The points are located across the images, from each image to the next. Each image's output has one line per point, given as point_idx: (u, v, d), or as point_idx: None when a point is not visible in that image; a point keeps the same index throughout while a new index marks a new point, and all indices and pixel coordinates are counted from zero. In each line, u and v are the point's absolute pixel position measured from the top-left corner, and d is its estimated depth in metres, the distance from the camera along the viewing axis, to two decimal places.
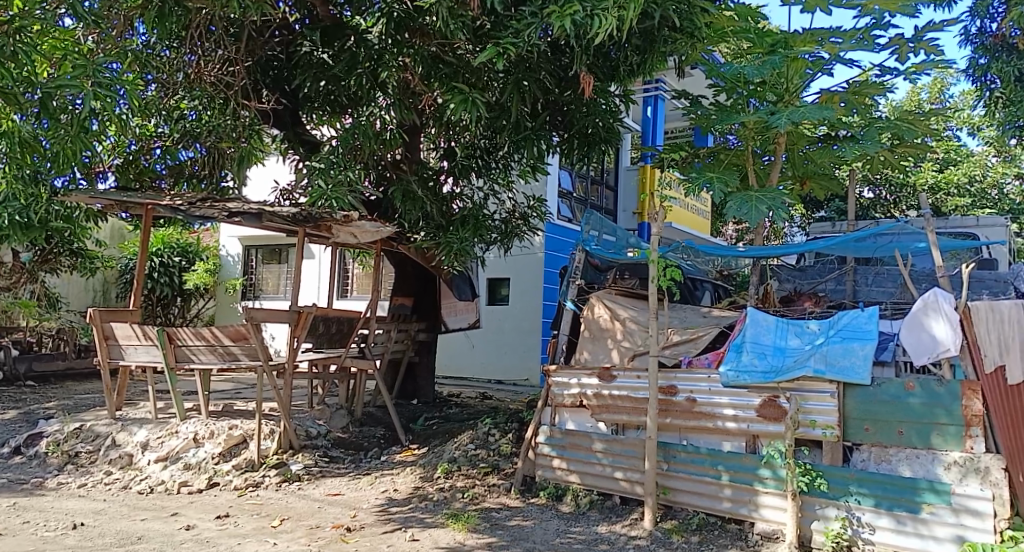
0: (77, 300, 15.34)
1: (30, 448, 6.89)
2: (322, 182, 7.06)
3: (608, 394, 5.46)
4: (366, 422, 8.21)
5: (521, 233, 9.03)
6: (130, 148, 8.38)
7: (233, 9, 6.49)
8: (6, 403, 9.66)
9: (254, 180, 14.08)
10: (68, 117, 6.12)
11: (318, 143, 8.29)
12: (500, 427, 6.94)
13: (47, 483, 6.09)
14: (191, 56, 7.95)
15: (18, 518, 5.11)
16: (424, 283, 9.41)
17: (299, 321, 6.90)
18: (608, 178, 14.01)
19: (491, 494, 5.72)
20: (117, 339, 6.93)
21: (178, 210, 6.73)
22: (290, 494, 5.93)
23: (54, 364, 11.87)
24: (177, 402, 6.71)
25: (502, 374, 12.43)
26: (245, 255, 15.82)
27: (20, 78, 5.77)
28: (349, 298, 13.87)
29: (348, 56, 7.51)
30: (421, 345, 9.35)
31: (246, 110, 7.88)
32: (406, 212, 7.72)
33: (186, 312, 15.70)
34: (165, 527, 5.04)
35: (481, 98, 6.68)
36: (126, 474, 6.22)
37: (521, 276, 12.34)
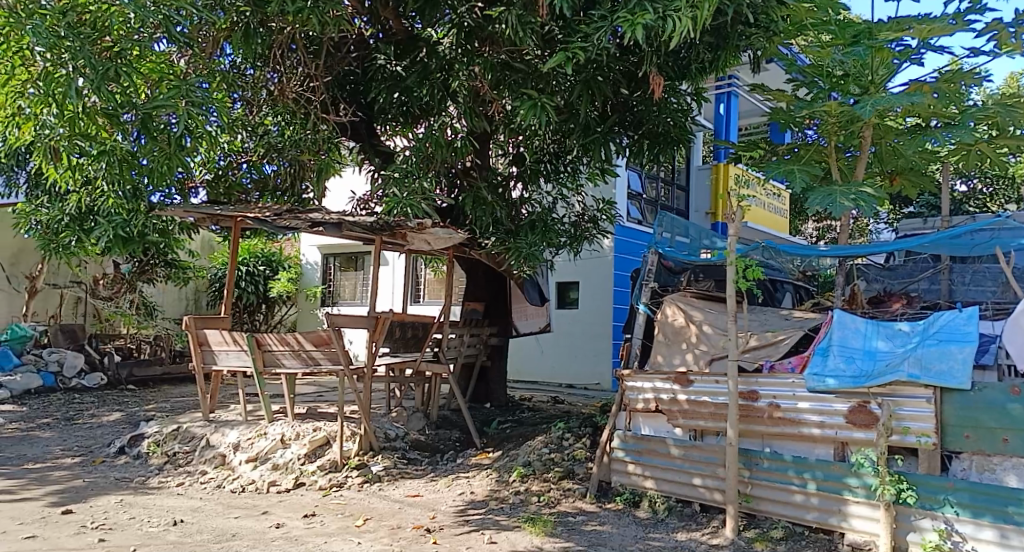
0: (172, 308, 16.22)
1: (134, 449, 7.36)
2: (397, 191, 7.24)
3: (685, 400, 5.35)
4: (441, 425, 8.35)
5: (591, 236, 8.98)
6: (220, 164, 8.85)
7: (310, 25, 6.74)
8: (111, 406, 10.32)
9: (332, 190, 14.55)
10: (164, 137, 6.60)
11: (392, 153, 8.49)
12: (573, 431, 6.91)
13: (149, 481, 6.48)
14: (273, 74, 8.30)
15: (125, 514, 5.45)
16: (495, 288, 9.48)
17: (377, 327, 7.06)
18: (679, 178, 13.81)
19: (566, 499, 5.74)
20: (210, 345, 7.26)
21: (266, 221, 7.00)
22: (371, 495, 6.10)
23: (152, 369, 12.52)
24: (265, 405, 6.99)
25: (573, 378, 12.40)
26: (324, 263, 16.40)
27: (121, 100, 6.26)
28: (423, 303, 14.13)
29: (420, 68, 7.79)
30: (493, 349, 9.44)
31: (326, 124, 8.20)
32: (476, 218, 7.85)
33: (271, 319, 16.26)
34: (257, 525, 5.27)
35: (550, 102, 6.66)
36: (220, 474, 6.54)
37: (591, 279, 12.30)
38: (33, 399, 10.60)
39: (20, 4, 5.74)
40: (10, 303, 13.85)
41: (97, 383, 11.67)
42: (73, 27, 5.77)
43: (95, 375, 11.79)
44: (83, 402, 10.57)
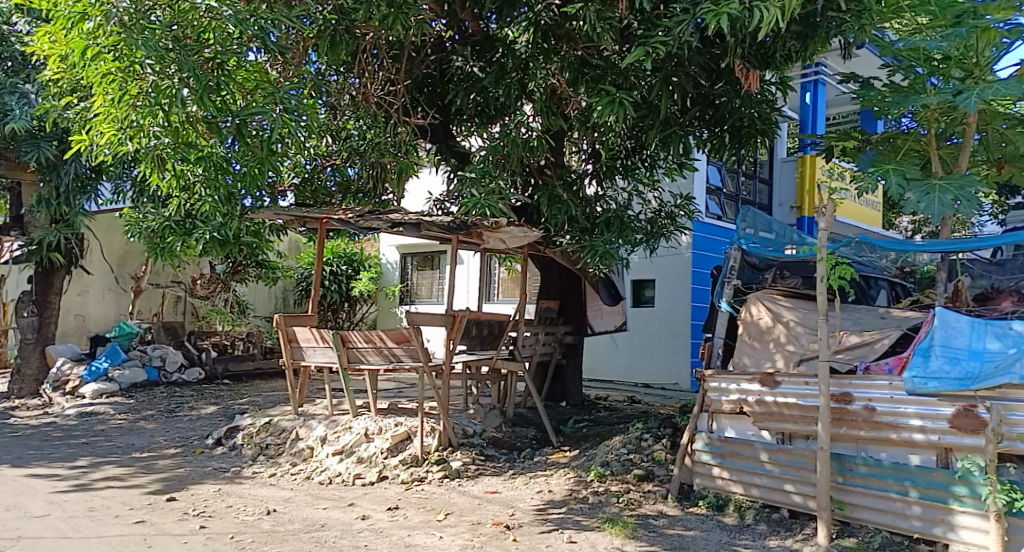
0: (263, 307, 16.99)
1: (229, 440, 7.76)
2: (474, 190, 7.34)
3: (772, 401, 5.18)
4: (517, 422, 8.39)
5: (668, 233, 8.80)
6: (307, 167, 9.19)
7: (395, 30, 6.93)
8: (208, 399, 10.87)
9: (410, 191, 14.86)
10: (258, 142, 6.97)
11: (468, 153, 8.59)
12: (653, 432, 6.83)
13: (243, 471, 6.80)
14: (356, 79, 8.56)
15: (222, 503, 5.72)
16: (569, 286, 9.46)
17: (454, 324, 7.14)
18: (762, 171, 13.42)
19: (647, 500, 5.66)
20: (298, 342, 7.55)
21: (349, 222, 7.21)
22: (452, 490, 6.19)
23: (245, 365, 13.10)
24: (349, 400, 7.21)
25: (649, 378, 12.24)
26: (402, 263, 16.77)
27: (220, 108, 6.62)
28: (497, 301, 14.26)
29: (497, 68, 7.77)
30: (569, 347, 9.36)
31: (405, 126, 8.51)
32: (551, 216, 7.75)
33: (353, 317, 16.74)
34: (344, 516, 5.44)
35: (628, 98, 6.53)
36: (308, 466, 6.79)
37: (667, 276, 12.10)
38: (140, 392, 11.29)
39: (132, 21, 5.91)
40: (118, 303, 14.77)
41: (196, 377, 12.26)
42: (178, 41, 6.14)
43: (194, 369, 12.38)
44: (183, 395, 11.18)
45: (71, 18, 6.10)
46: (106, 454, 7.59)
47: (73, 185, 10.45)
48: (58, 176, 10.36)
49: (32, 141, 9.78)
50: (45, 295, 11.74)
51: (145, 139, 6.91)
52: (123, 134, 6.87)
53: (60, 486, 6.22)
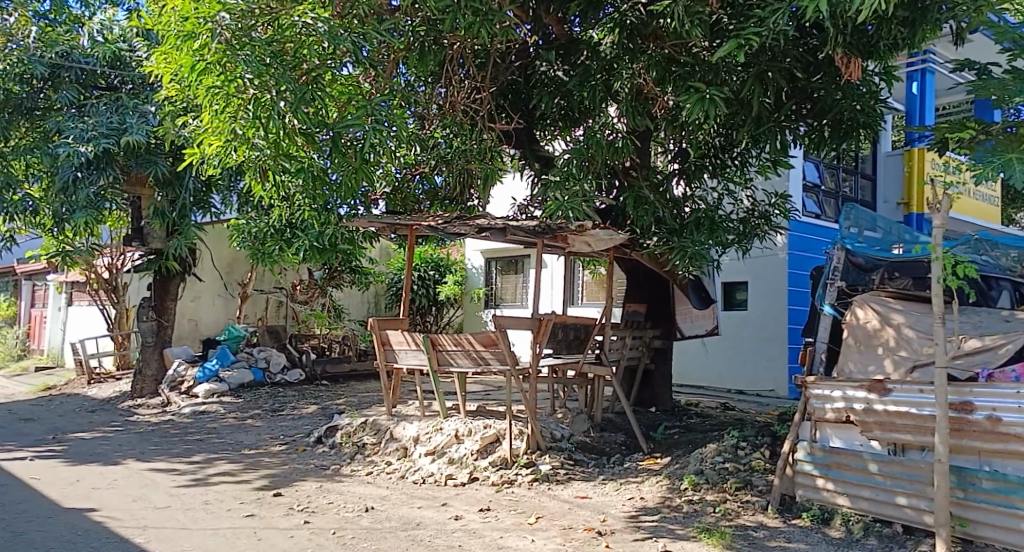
0: (356, 311, 17.55)
1: (329, 439, 8.08)
2: (558, 194, 7.32)
3: (883, 411, 4.89)
4: (606, 427, 8.28)
5: (762, 233, 8.47)
6: (398, 177, 9.46)
7: (480, 39, 7.03)
8: (308, 399, 11.31)
9: (495, 196, 15.00)
10: (352, 153, 7.27)
11: (552, 157, 8.54)
12: (750, 440, 6.60)
13: (342, 470, 7.04)
14: (441, 90, 8.70)
15: (324, 499, 5.93)
16: (657, 289, 9.26)
17: (540, 329, 7.09)
18: (864, 166, 12.78)
19: (745, 511, 5.46)
20: (391, 345, 7.78)
21: (438, 229, 7.34)
22: (542, 494, 6.15)
23: (341, 367, 13.59)
24: (440, 401, 7.34)
25: (742, 383, 11.85)
26: (486, 267, 16.90)
27: (316, 121, 6.93)
28: (581, 305, 14.15)
29: (582, 71, 7.71)
30: (657, 352, 9.17)
31: (490, 132, 8.56)
32: (638, 219, 7.59)
33: (440, 320, 17.02)
34: (438, 515, 5.52)
35: (720, 94, 6.28)
36: (403, 465, 6.96)
37: (761, 279, 11.72)
38: (247, 392, 11.87)
39: (234, 38, 6.39)
40: (226, 307, 15.58)
41: (297, 378, 12.76)
42: (277, 57, 6.52)
43: (296, 371, 12.89)
44: (286, 395, 11.67)
45: (181, 37, 6.45)
46: (218, 451, 8.03)
47: (189, 199, 11.09)
48: (174, 189, 11.03)
49: (151, 157, 10.37)
50: (162, 300, 12.56)
51: (250, 152, 7.26)
52: (229, 147, 7.25)
53: (179, 480, 6.61)
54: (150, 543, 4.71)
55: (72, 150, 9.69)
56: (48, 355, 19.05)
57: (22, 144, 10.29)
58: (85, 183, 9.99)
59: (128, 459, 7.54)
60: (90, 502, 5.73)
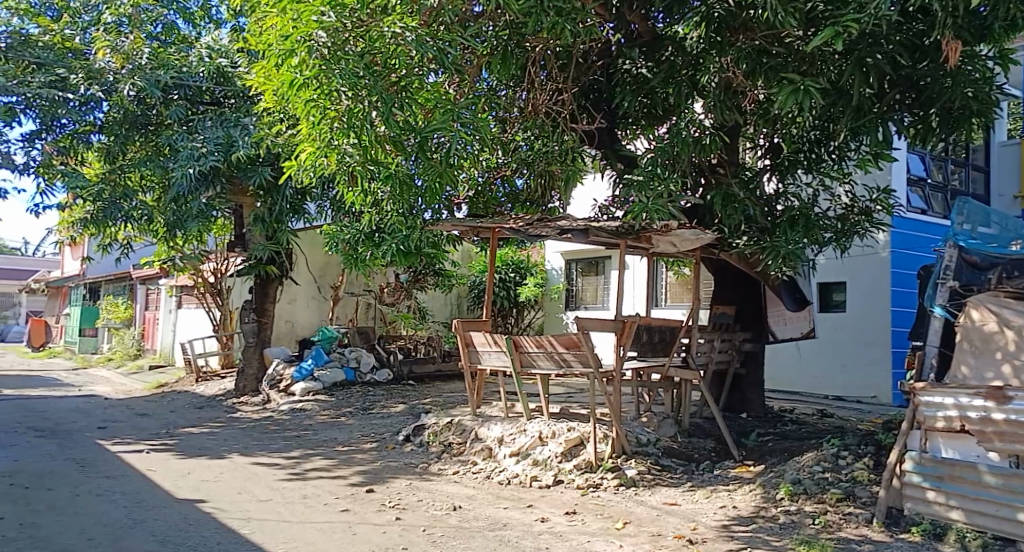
0: (439, 313, 17.82)
1: (417, 438, 8.23)
2: (643, 195, 7.10)
3: (1003, 420, 4.58)
4: (694, 433, 8.05)
5: (862, 231, 8.01)
6: (480, 180, 9.56)
7: (565, 40, 6.97)
8: (396, 398, 11.57)
9: (576, 197, 14.91)
10: (435, 157, 7.35)
11: (636, 156, 8.33)
12: (852, 450, 6.27)
13: (430, 468, 7.15)
14: (522, 93, 8.71)
15: (413, 496, 6.02)
16: (748, 290, 8.95)
17: (623, 331, 6.94)
18: (975, 157, 11.96)
19: (848, 523, 5.16)
20: (475, 346, 7.86)
21: (520, 231, 7.33)
22: (629, 499, 6.02)
23: (427, 367, 13.82)
24: (524, 402, 7.33)
25: (841, 390, 11.28)
26: (566, 269, 16.80)
27: (404, 129, 7.11)
28: (665, 307, 13.86)
29: (666, 67, 7.52)
30: (748, 355, 8.85)
31: (572, 133, 8.55)
32: (726, 217, 7.36)
33: (521, 322, 17.08)
34: (524, 517, 5.49)
35: (816, 85, 5.95)
36: (488, 465, 7.00)
37: (860, 279, 11.16)
38: (339, 390, 12.25)
39: (331, 53, 6.58)
40: (320, 309, 16.12)
41: (386, 378, 13.09)
42: (369, 69, 6.65)
43: (383, 371, 13.22)
44: (375, 394, 11.98)
45: (282, 55, 6.70)
46: (314, 447, 8.30)
47: (286, 206, 11.46)
48: (274, 197, 11.42)
49: (252, 168, 10.81)
50: (262, 303, 13.11)
51: (340, 159, 7.46)
52: (322, 154, 7.47)
53: (279, 474, 6.86)
54: (253, 534, 4.89)
55: (183, 167, 10.25)
56: (160, 355, 20.24)
57: (138, 157, 10.95)
58: (195, 194, 10.61)
59: (232, 454, 7.89)
60: (200, 493, 6.02)
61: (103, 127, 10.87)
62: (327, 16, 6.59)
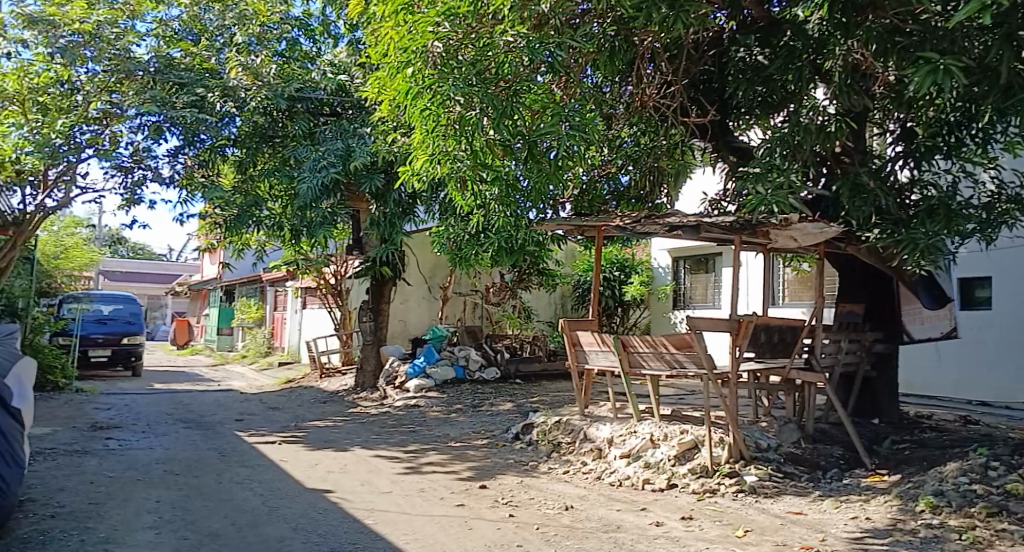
0: (544, 312, 17.83)
1: (526, 436, 8.24)
2: (761, 187, 6.80)
3: None
4: (819, 439, 7.61)
5: (1012, 220, 7.26)
6: (585, 178, 9.47)
7: (677, 31, 6.75)
8: (505, 397, 11.65)
9: (685, 192, 14.51)
10: (538, 159, 7.44)
11: (751, 148, 7.98)
12: (1003, 461, 5.72)
13: (540, 467, 7.13)
14: (627, 87, 8.52)
15: (525, 494, 6.01)
16: (879, 287, 8.40)
17: (740, 330, 6.60)
18: None
19: (1001, 540, 4.70)
20: (582, 345, 7.78)
21: (627, 229, 7.17)
22: (748, 506, 5.74)
23: (531, 365, 13.68)
24: (634, 403, 7.17)
25: (987, 394, 10.40)
26: (673, 267, 16.36)
27: (513, 133, 7.20)
28: (783, 305, 13.23)
29: (786, 53, 7.14)
30: (879, 357, 8.29)
31: (682, 126, 8.34)
32: (853, 209, 6.93)
33: (627, 321, 16.86)
34: (638, 520, 5.36)
35: (959, 63, 5.41)
36: (598, 466, 6.89)
37: (1008, 273, 10.24)
38: (450, 388, 12.50)
39: (444, 61, 6.79)
40: (430, 309, 16.51)
41: (494, 376, 13.21)
42: (481, 74, 6.76)
43: (491, 369, 13.35)
44: (484, 392, 12.12)
45: (398, 67, 6.96)
46: (427, 442, 8.47)
47: (398, 210, 11.75)
48: (386, 202, 11.72)
49: (367, 174, 11.18)
50: (378, 304, 13.57)
51: (451, 163, 7.57)
52: (433, 158, 7.58)
53: (397, 467, 7.04)
54: (376, 525, 5.03)
55: (307, 178, 10.77)
56: (287, 353, 21.43)
57: (266, 167, 11.69)
58: (318, 203, 11.06)
59: (352, 447, 8.19)
60: (323, 484, 6.26)
61: (237, 141, 11.54)
62: (442, 26, 6.72)
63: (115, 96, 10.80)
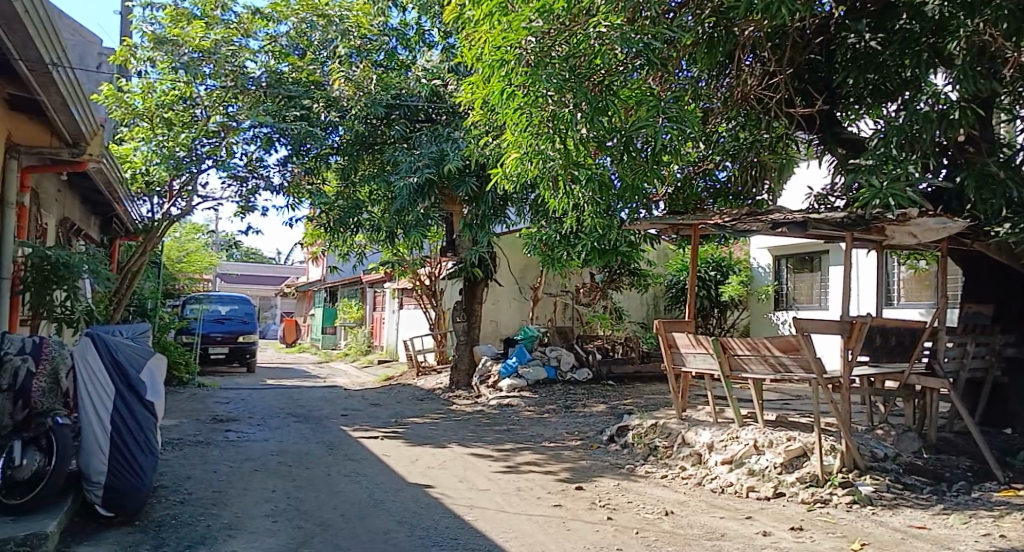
0: (636, 312, 17.57)
1: (621, 438, 8.13)
2: (876, 180, 6.43)
3: None
4: (943, 449, 7.10)
5: None
6: (680, 176, 9.27)
7: (780, 20, 6.47)
8: (599, 398, 11.54)
9: (789, 188, 13.94)
10: (628, 158, 7.41)
11: (865, 139, 7.59)
12: None
13: (637, 470, 7.01)
14: (726, 79, 8.20)
15: (624, 498, 5.92)
16: (1007, 286, 7.77)
17: (853, 333, 6.25)
18: None
19: None
20: (678, 347, 7.62)
21: (726, 227, 6.94)
22: (865, 518, 5.43)
23: (626, 367, 13.54)
24: (735, 408, 6.93)
25: None
26: (775, 265, 15.69)
27: (607, 130, 7.12)
28: (898, 306, 12.47)
29: (902, 37, 6.68)
30: (1010, 362, 7.65)
31: (786, 117, 8.04)
32: (980, 204, 6.43)
33: (724, 322, 16.46)
34: (744, 529, 5.16)
35: None
36: (699, 471, 6.70)
37: None
38: (542, 388, 12.50)
39: (538, 58, 6.79)
40: (521, 309, 16.60)
41: (586, 377, 13.10)
42: (575, 71, 6.78)
43: (583, 370, 13.27)
44: (577, 393, 12.05)
45: (491, 68, 6.99)
46: (523, 442, 8.50)
47: (490, 211, 11.83)
48: (480, 204, 11.81)
49: (460, 178, 11.34)
50: (471, 304, 13.75)
51: (542, 162, 7.51)
52: (525, 159, 7.56)
53: (494, 466, 7.09)
54: (476, 522, 5.08)
55: (404, 180, 11.04)
56: (386, 351, 22.08)
57: (366, 174, 12.13)
58: (413, 205, 11.32)
59: (450, 444, 8.33)
60: (424, 480, 6.39)
61: (340, 149, 11.96)
62: (535, 22, 6.77)
63: (230, 109, 11.47)
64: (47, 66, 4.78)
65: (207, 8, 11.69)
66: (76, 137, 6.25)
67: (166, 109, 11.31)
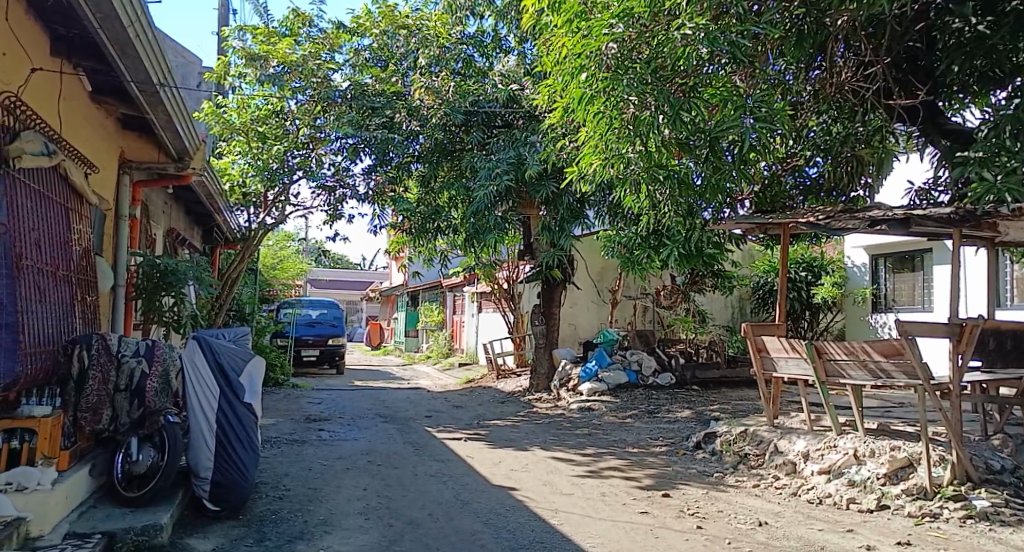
0: (721, 315, 17.14)
1: (709, 445, 7.93)
2: (989, 173, 6.02)
3: None
4: None
5: None
6: (766, 173, 9.01)
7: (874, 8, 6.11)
8: (684, 403, 11.29)
9: (888, 182, 13.28)
10: (714, 156, 7.20)
11: (970, 130, 7.16)
12: None
13: (727, 479, 6.81)
14: (815, 71, 7.86)
15: (714, 506, 5.76)
16: None
17: (963, 335, 5.86)
18: None
19: None
20: (768, 352, 7.33)
21: (819, 226, 6.60)
22: (980, 534, 5.08)
23: (710, 372, 13.11)
24: (832, 415, 6.63)
25: None
26: (872, 265, 14.94)
27: (691, 130, 6.96)
28: (1011, 307, 11.66)
29: (1013, 19, 6.08)
30: None
31: (882, 111, 7.76)
32: None
33: (816, 325, 15.86)
34: (845, 542, 4.93)
35: None
36: (794, 481, 6.45)
37: None
38: (624, 392, 12.34)
39: (619, 62, 6.70)
40: (600, 312, 16.50)
41: (668, 382, 12.83)
42: (657, 72, 6.67)
43: (666, 375, 13.01)
44: (660, 398, 11.83)
45: (572, 73, 6.95)
46: (607, 446, 8.41)
47: (567, 215, 11.72)
48: (556, 207, 11.76)
49: (539, 183, 11.27)
50: (549, 307, 13.75)
51: (622, 165, 7.34)
52: (607, 163, 7.41)
53: (577, 470, 7.05)
54: (563, 526, 5.05)
55: (483, 187, 11.09)
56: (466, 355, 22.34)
57: (444, 181, 12.22)
58: (491, 210, 11.41)
59: (533, 447, 8.33)
60: (510, 483, 6.41)
61: (421, 157, 12.12)
62: (616, 27, 6.64)
63: (319, 121, 11.95)
64: (156, 86, 5.05)
65: (295, 26, 12.20)
66: (181, 152, 6.59)
67: (260, 124, 11.97)
